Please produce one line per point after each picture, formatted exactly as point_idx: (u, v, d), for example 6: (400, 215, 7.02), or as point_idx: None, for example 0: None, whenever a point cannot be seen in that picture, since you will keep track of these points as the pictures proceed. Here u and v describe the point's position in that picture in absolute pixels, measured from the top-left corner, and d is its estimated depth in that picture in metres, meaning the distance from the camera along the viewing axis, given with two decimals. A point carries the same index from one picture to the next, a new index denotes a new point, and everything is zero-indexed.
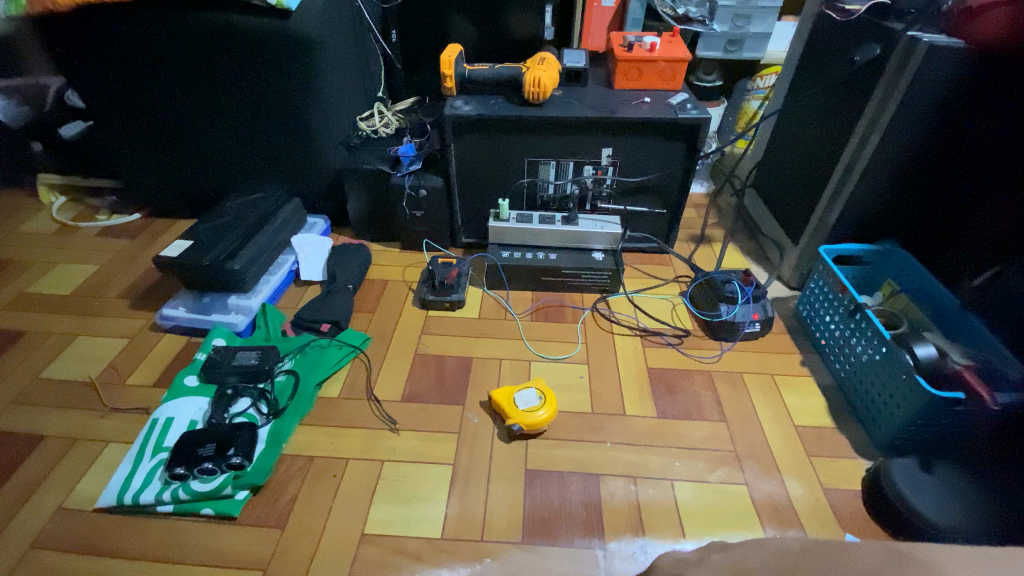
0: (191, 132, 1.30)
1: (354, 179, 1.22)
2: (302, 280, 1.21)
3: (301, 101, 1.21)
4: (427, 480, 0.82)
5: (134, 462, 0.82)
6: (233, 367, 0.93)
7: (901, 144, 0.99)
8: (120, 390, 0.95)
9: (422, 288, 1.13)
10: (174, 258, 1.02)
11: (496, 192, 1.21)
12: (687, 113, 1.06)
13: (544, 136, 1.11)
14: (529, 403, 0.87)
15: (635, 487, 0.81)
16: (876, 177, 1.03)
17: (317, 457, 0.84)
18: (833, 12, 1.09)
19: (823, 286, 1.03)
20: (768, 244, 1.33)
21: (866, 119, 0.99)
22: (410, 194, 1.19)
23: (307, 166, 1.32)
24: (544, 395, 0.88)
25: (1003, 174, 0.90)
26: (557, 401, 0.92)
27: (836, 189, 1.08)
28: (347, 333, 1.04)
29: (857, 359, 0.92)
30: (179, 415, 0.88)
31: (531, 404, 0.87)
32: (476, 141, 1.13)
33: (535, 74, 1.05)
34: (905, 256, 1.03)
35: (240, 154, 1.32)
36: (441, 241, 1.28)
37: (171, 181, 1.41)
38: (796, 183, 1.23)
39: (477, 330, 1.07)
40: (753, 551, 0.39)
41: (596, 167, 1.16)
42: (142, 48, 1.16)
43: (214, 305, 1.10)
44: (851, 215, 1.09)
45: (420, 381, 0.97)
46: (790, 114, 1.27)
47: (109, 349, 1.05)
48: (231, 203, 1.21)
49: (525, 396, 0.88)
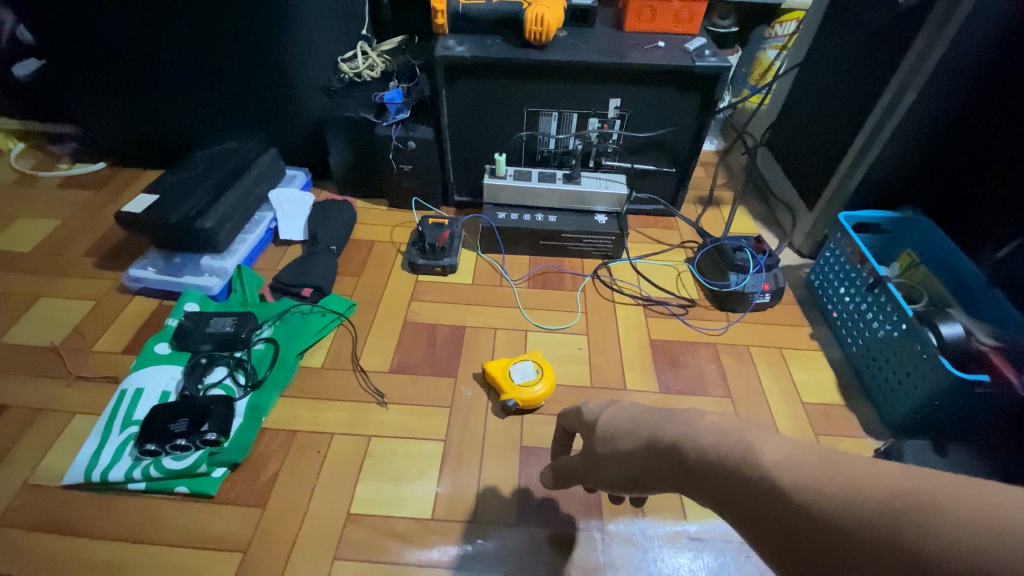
0: (151, 70, 1.17)
1: (335, 128, 1.11)
2: (281, 240, 1.12)
3: (273, 39, 1.08)
4: (416, 457, 0.77)
5: (101, 436, 0.76)
6: (207, 334, 0.86)
7: (936, 102, 0.90)
8: (87, 358, 0.89)
9: (411, 251, 1.05)
10: (140, 214, 0.93)
11: (491, 146, 1.11)
12: (705, 61, 0.95)
13: (546, 83, 1.01)
14: (525, 379, 0.82)
15: None
16: (906, 138, 0.95)
17: (300, 432, 0.79)
18: None
19: (839, 256, 0.97)
20: (780, 208, 1.26)
21: (903, 71, 0.90)
22: (398, 146, 1.09)
23: (284, 114, 1.21)
24: (541, 368, 0.84)
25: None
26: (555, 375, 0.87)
27: (863, 150, 0.99)
28: (330, 299, 0.97)
29: (872, 334, 0.88)
30: (150, 385, 0.82)
31: (526, 378, 0.82)
32: (470, 89, 1.02)
33: (538, 11, 0.93)
34: (927, 225, 0.96)
35: (208, 98, 1.20)
36: (431, 199, 1.19)
37: (132, 125, 1.28)
38: (816, 142, 1.14)
39: (471, 298, 1.00)
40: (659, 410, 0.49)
41: (601, 120, 1.06)
42: None
43: (187, 265, 1.02)
44: (875, 180, 1.01)
45: (410, 351, 0.91)
46: (813, 65, 1.16)
47: (74, 312, 0.97)
48: (200, 153, 1.11)
49: (520, 371, 0.83)
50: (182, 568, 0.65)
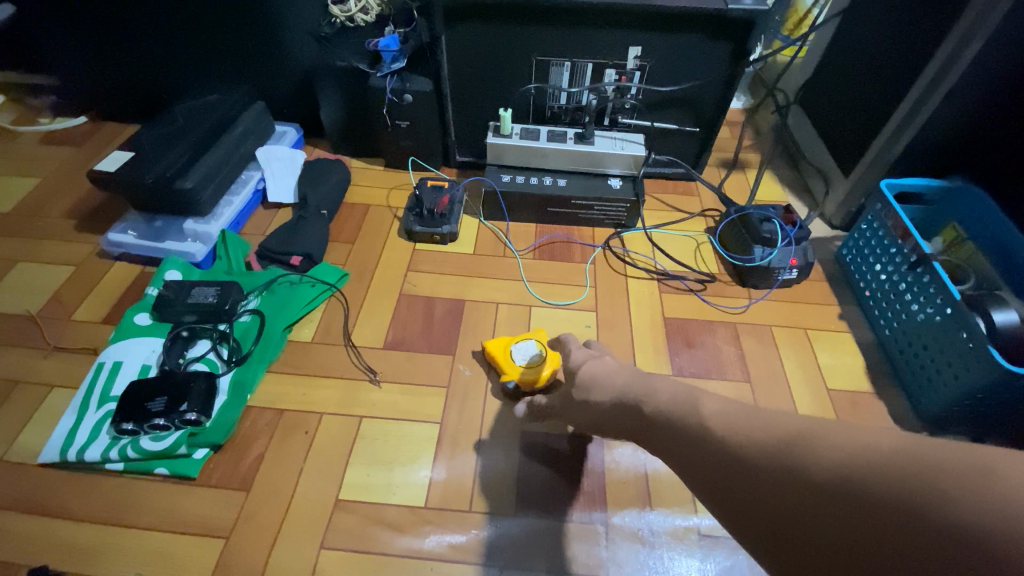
0: (121, 9, 1.06)
1: (325, 78, 1.02)
2: (270, 202, 1.05)
3: None
4: (410, 441, 0.73)
5: (78, 412, 0.71)
6: (189, 305, 0.81)
7: (1004, 53, 0.79)
8: (65, 327, 0.83)
9: (408, 217, 0.98)
10: (114, 172, 0.87)
11: (496, 101, 1.01)
12: (740, 3, 0.84)
13: (558, 28, 0.90)
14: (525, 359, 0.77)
15: (643, 457, 0.72)
16: (966, 94, 0.84)
17: (288, 411, 0.75)
18: None
19: (876, 229, 0.88)
20: (811, 174, 1.15)
21: (970, 16, 0.78)
22: (393, 100, 0.99)
23: (271, 62, 1.10)
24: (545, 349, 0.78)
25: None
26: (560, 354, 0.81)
27: (913, 108, 0.88)
28: (320, 268, 0.91)
29: (909, 317, 0.80)
30: (129, 358, 0.77)
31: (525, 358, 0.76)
32: (473, 34, 0.91)
33: None
34: (978, 196, 0.87)
35: (185, 42, 1.09)
36: (431, 160, 1.10)
37: (110, 73, 1.19)
38: (857, 99, 1.02)
39: (472, 269, 0.93)
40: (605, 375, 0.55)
41: (619, 71, 0.95)
42: None
43: (169, 229, 0.95)
44: (923, 143, 0.91)
45: (406, 326, 0.85)
46: (861, 9, 1.03)
47: (53, 278, 0.91)
48: (180, 107, 1.02)
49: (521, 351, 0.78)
50: (162, 554, 0.62)
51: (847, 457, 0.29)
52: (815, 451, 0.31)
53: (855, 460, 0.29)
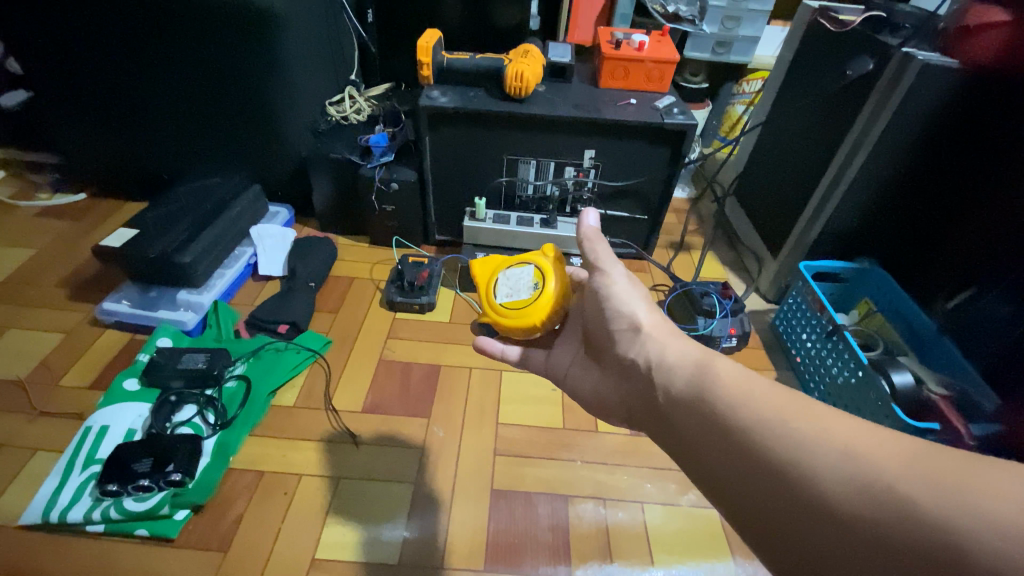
0: (135, 103, 1.18)
1: (320, 167, 1.15)
2: (259, 275, 1.13)
3: (262, 81, 1.11)
4: (384, 500, 0.77)
5: (62, 474, 0.74)
6: (178, 370, 0.86)
7: (889, 159, 0.96)
8: (52, 392, 0.87)
9: (390, 288, 1.07)
10: (119, 248, 0.94)
11: (471, 190, 1.15)
12: (673, 118, 1.02)
13: (524, 132, 1.06)
14: (515, 292, 0.68)
15: (604, 510, 0.78)
16: (864, 190, 1.00)
17: (267, 472, 0.78)
18: (826, 22, 1.06)
19: (800, 303, 1.02)
20: (747, 254, 1.32)
21: (855, 132, 0.96)
22: (381, 188, 1.13)
23: (269, 153, 1.23)
24: (530, 283, 0.68)
25: (1010, 184, 0.85)
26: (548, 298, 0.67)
27: (822, 200, 1.04)
28: (305, 336, 0.98)
29: (833, 380, 0.92)
30: (116, 422, 0.80)
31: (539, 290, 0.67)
32: (454, 134, 1.07)
33: (518, 67, 0.99)
34: (883, 275, 1.00)
35: (191, 134, 1.21)
36: (413, 239, 1.22)
37: (114, 157, 1.29)
38: (778, 194, 1.21)
39: (448, 336, 1.02)
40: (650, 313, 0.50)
41: (577, 169, 1.11)
42: (80, 13, 1.05)
43: (162, 299, 1.02)
44: (834, 230, 1.06)
45: (384, 390, 0.91)
46: (774, 123, 1.25)
47: (43, 344, 0.96)
48: (183, 189, 1.13)
49: (505, 276, 0.71)
50: None
51: (707, 472, 0.39)
52: (693, 476, 0.40)
53: (713, 475, 0.38)
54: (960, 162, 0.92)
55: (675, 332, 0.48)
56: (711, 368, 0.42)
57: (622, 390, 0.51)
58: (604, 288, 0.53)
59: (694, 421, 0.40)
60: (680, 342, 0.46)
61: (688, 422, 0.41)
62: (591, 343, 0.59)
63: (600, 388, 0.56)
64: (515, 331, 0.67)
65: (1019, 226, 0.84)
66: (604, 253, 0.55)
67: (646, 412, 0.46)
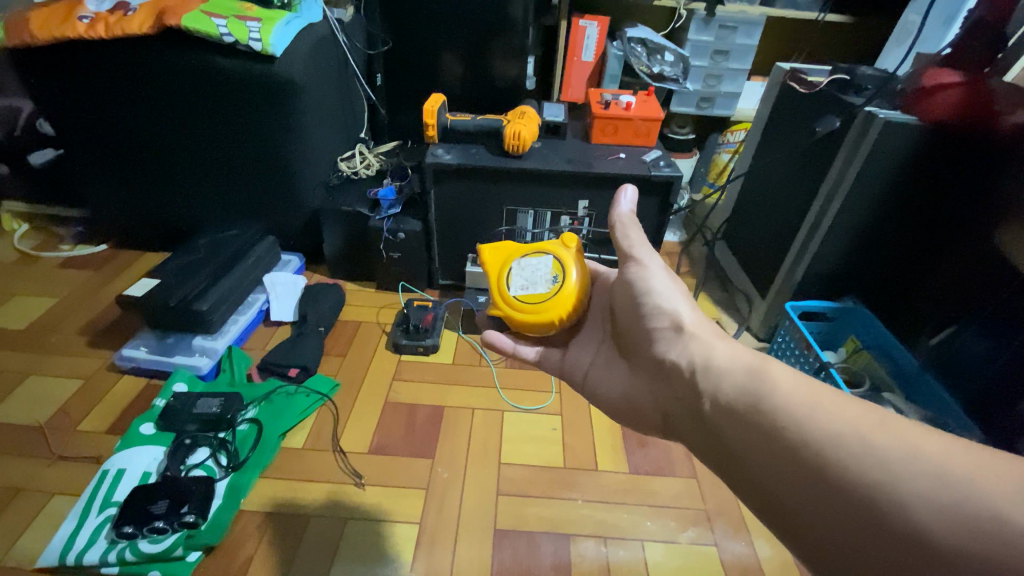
0: (161, 162, 1.26)
1: (331, 218, 1.22)
2: (271, 321, 1.18)
3: (279, 143, 1.20)
4: (390, 540, 0.79)
5: (79, 517, 0.77)
6: (193, 414, 0.90)
7: (863, 206, 1.02)
8: (71, 436, 0.90)
9: (396, 332, 1.12)
10: (141, 297, 1.00)
11: (473, 237, 1.22)
12: (660, 171, 1.10)
13: (523, 185, 1.14)
14: (532, 286, 0.71)
15: (606, 549, 0.80)
16: (842, 235, 1.06)
17: (277, 514, 0.81)
18: (796, 83, 1.16)
19: (789, 341, 1.07)
20: (737, 295, 1.37)
21: (829, 182, 1.03)
22: (388, 237, 1.20)
23: (284, 208, 1.30)
24: (548, 278, 0.70)
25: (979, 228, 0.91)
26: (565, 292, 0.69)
27: (804, 243, 1.10)
28: (315, 380, 1.02)
29: None
30: (132, 466, 0.84)
31: (556, 285, 0.70)
32: (457, 187, 1.15)
33: (516, 128, 1.09)
34: (866, 314, 1.05)
35: (212, 189, 1.29)
36: (417, 283, 1.28)
37: (135, 211, 1.37)
38: (763, 238, 1.28)
39: (451, 377, 1.06)
40: (693, 312, 0.51)
41: (572, 218, 1.18)
42: (114, 84, 1.15)
43: (179, 345, 1.06)
44: (817, 271, 1.11)
45: (390, 431, 0.95)
46: (755, 172, 1.33)
47: (63, 390, 1.00)
48: (202, 241, 1.20)
49: (522, 268, 0.73)
50: None
51: None
52: None
53: None
54: (932, 207, 0.98)
55: (719, 331, 0.49)
56: (763, 374, 0.42)
57: (662, 393, 0.52)
58: (640, 280, 0.55)
59: (718, 425, 0.43)
60: (727, 345, 0.47)
61: (705, 432, 0.43)
62: (623, 344, 0.61)
63: (628, 397, 0.59)
64: (532, 325, 0.69)
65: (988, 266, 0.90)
66: (637, 240, 0.56)
67: (690, 421, 0.47)
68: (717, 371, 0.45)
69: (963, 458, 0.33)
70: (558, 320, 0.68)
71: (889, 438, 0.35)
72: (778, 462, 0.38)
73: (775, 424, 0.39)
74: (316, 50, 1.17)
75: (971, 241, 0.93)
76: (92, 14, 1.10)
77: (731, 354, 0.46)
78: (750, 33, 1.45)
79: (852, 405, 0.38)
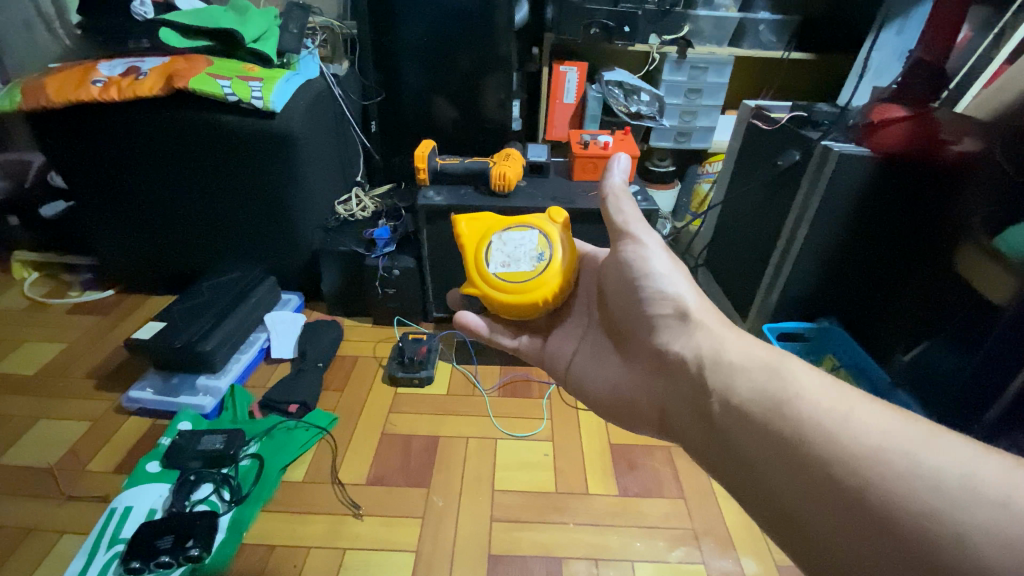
0: (168, 208, 1.33)
1: (329, 259, 1.29)
2: (271, 358, 1.23)
3: (280, 188, 1.27)
4: (387, 567, 0.82)
5: (88, 554, 0.81)
6: (197, 452, 0.94)
7: (829, 231, 1.07)
8: (79, 478, 0.94)
9: (391, 364, 1.17)
10: (148, 340, 1.05)
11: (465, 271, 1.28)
12: (638, 205, 1.17)
13: None
14: (515, 263, 0.71)
15: (597, 570, 0.83)
16: (812, 259, 1.11)
17: (278, 546, 0.84)
18: (760, 121, 1.26)
19: None
20: None
21: (795, 211, 1.10)
22: (384, 274, 1.26)
23: (284, 251, 1.37)
24: (531, 255, 0.71)
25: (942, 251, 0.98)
26: (547, 270, 0.70)
27: (777, 267, 1.16)
28: (314, 414, 1.06)
29: None
30: (138, 503, 0.88)
31: (540, 264, 0.70)
32: (447, 226, 1.21)
33: (501, 169, 1.16)
34: (841, 333, 1.11)
35: (216, 235, 1.36)
36: (412, 317, 1.33)
37: (143, 258, 1.43)
38: (740, 264, 1.34)
39: (446, 408, 1.10)
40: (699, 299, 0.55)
41: None
42: (126, 139, 1.23)
43: (183, 385, 1.10)
44: (793, 294, 1.16)
45: (387, 463, 0.98)
46: (731, 202, 1.41)
47: (72, 432, 1.03)
48: (206, 283, 1.26)
49: (504, 243, 0.73)
50: None
51: None
52: None
53: None
54: (893, 232, 1.04)
55: (721, 321, 0.54)
56: (781, 371, 0.47)
57: (666, 386, 0.55)
58: (639, 257, 0.57)
59: (721, 422, 0.47)
60: (739, 340, 0.51)
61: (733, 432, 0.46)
62: (615, 338, 0.65)
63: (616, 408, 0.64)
64: (514, 302, 0.69)
65: (952, 287, 0.97)
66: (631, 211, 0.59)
67: (694, 420, 0.51)
68: (730, 365, 0.49)
69: (932, 466, 0.37)
70: (542, 299, 0.69)
71: (869, 447, 0.39)
72: (774, 453, 0.43)
73: (796, 426, 0.42)
74: (314, 104, 1.27)
75: (935, 260, 0.99)
76: (105, 78, 1.18)
77: (744, 351, 0.50)
78: (720, 72, 1.55)
79: (839, 410, 0.42)
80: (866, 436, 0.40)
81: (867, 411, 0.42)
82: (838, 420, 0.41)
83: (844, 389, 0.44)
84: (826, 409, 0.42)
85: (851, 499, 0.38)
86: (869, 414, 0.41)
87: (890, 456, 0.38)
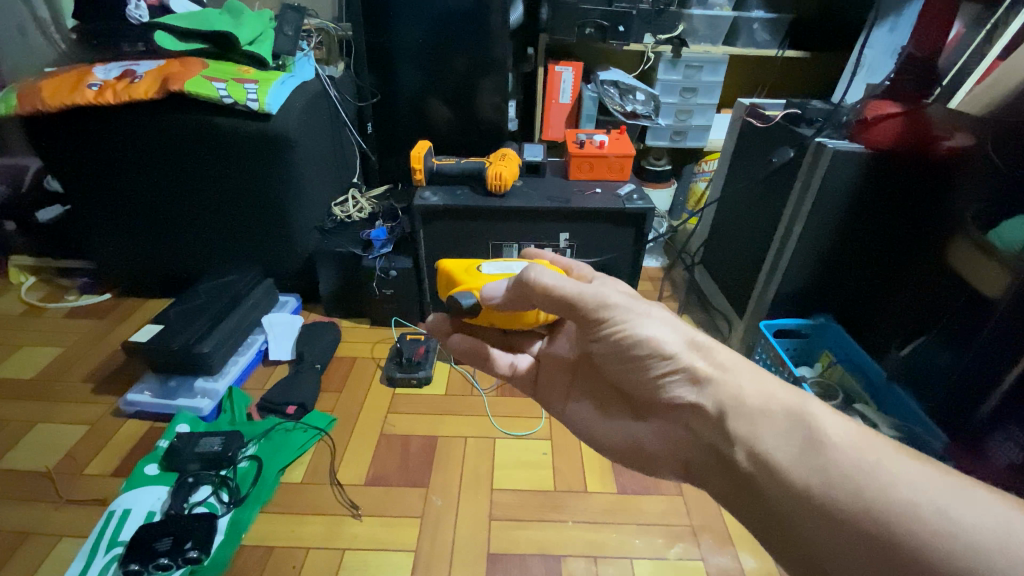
0: (165, 213, 1.33)
1: (326, 260, 1.29)
2: (269, 360, 1.23)
3: (278, 193, 1.27)
4: (386, 567, 0.82)
5: (87, 558, 0.80)
6: (195, 453, 0.94)
7: (823, 226, 1.08)
8: (77, 481, 0.94)
9: (389, 365, 1.17)
10: (145, 342, 1.05)
11: None
12: (633, 203, 1.17)
13: (506, 222, 1.21)
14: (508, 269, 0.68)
15: (596, 568, 0.83)
16: (806, 254, 1.12)
17: (277, 547, 0.84)
18: (754, 118, 1.26)
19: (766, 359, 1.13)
20: (718, 316, 1.43)
21: (790, 208, 1.10)
22: (381, 274, 1.26)
23: (281, 253, 1.37)
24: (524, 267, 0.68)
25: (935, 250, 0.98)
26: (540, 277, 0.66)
27: (772, 263, 1.16)
28: (312, 416, 1.06)
29: None
30: (137, 506, 0.88)
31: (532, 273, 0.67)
32: (444, 227, 1.22)
33: (497, 169, 1.17)
34: (837, 330, 1.11)
35: (212, 238, 1.36)
36: (410, 318, 1.34)
37: (140, 261, 1.43)
38: (737, 262, 1.35)
39: (444, 408, 1.10)
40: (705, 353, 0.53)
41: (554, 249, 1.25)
42: (123, 145, 1.23)
43: (181, 388, 1.10)
44: (789, 291, 1.17)
45: (385, 464, 0.98)
46: (726, 200, 1.41)
47: (70, 436, 1.03)
48: (203, 286, 1.26)
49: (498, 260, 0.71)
50: None
51: None
52: None
53: None
54: (885, 230, 1.05)
55: (733, 360, 0.53)
56: (806, 417, 0.47)
57: (684, 424, 0.56)
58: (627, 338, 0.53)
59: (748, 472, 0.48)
60: (761, 381, 0.51)
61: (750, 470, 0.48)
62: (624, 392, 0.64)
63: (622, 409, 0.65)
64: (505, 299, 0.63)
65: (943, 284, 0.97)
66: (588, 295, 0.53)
67: (715, 458, 0.53)
68: (751, 411, 0.49)
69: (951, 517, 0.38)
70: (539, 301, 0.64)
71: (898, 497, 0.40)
72: (801, 502, 0.44)
73: (824, 466, 0.43)
74: (308, 108, 1.27)
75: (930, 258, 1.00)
76: (101, 81, 1.18)
77: (767, 391, 0.50)
78: (715, 71, 1.55)
79: (870, 459, 0.42)
80: (899, 492, 0.40)
81: (899, 460, 0.42)
82: (870, 468, 0.42)
83: (872, 436, 0.44)
84: (858, 462, 0.42)
85: (881, 555, 0.40)
86: (901, 465, 0.42)
87: (925, 517, 0.39)
